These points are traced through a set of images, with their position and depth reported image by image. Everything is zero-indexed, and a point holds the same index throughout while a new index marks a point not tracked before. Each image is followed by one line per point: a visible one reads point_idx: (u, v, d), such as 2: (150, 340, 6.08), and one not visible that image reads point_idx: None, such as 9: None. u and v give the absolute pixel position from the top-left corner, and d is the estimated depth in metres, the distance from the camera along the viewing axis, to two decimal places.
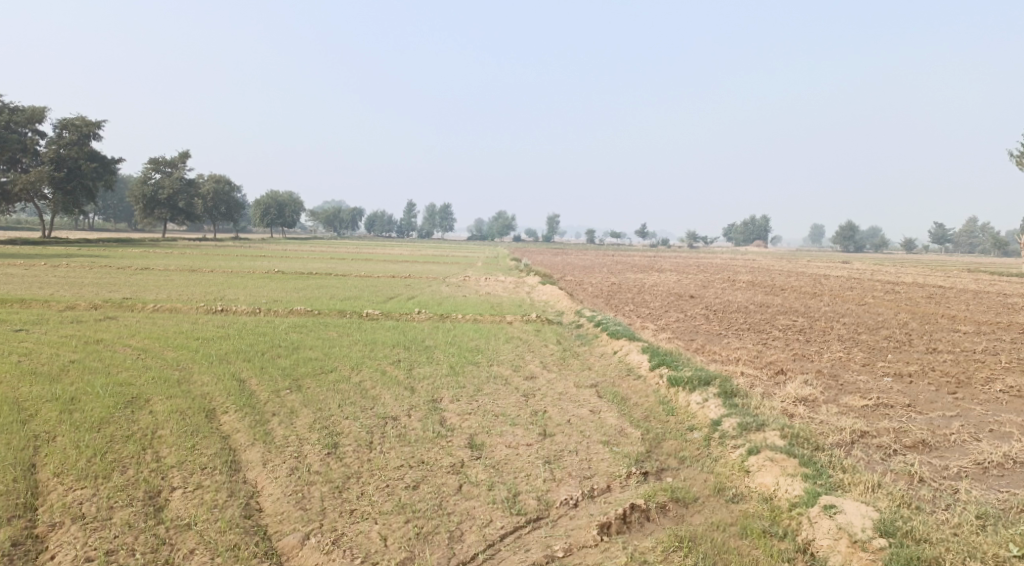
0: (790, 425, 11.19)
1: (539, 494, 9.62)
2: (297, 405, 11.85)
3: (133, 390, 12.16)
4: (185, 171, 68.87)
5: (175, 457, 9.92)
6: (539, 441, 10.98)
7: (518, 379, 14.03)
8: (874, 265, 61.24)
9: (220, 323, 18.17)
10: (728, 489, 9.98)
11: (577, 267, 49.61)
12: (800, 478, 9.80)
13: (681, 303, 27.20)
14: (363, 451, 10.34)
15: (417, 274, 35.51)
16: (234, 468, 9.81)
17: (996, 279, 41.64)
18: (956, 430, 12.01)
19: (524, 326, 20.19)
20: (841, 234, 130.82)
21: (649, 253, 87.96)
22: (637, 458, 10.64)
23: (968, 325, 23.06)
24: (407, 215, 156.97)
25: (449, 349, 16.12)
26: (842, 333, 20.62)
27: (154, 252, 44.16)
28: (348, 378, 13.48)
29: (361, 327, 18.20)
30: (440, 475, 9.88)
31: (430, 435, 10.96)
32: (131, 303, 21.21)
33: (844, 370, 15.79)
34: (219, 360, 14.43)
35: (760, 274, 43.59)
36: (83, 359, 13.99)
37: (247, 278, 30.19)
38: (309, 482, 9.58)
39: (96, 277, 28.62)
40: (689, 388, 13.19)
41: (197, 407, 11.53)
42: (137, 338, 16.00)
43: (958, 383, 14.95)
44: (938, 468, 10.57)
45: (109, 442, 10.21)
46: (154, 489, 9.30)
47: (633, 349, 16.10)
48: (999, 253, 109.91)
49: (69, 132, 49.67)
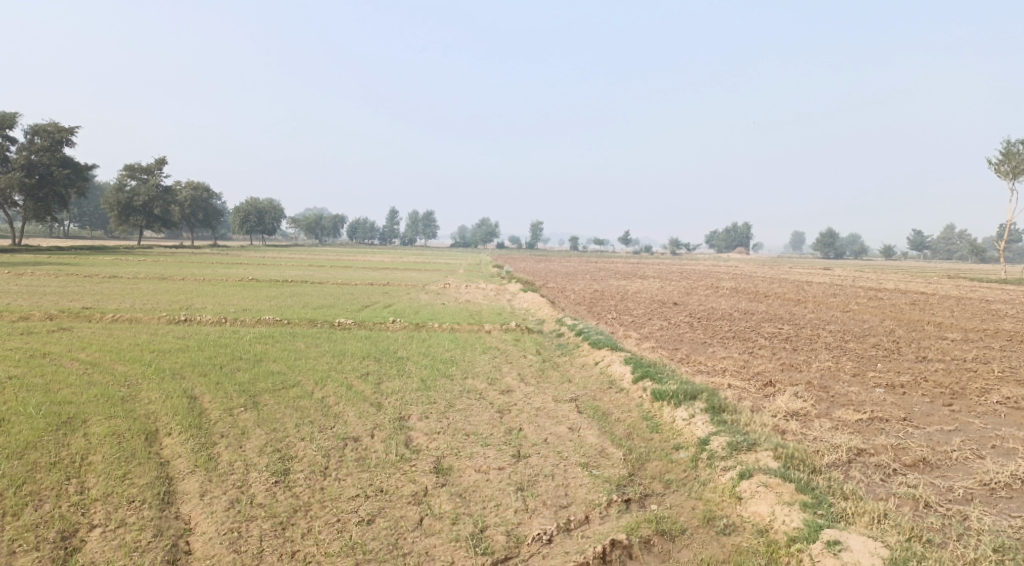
0: (784, 444, 10.29)
1: (509, 528, 8.71)
2: (250, 425, 10.82)
3: (71, 409, 11.08)
4: (160, 178, 67.29)
5: (101, 488, 8.94)
6: (511, 464, 10.02)
7: (493, 393, 13.07)
8: (853, 271, 60.96)
9: (181, 334, 17.05)
10: (720, 519, 9.09)
11: (558, 274, 48.69)
12: (798, 507, 8.93)
13: (664, 311, 26.38)
14: (315, 479, 9.35)
15: (396, 281, 34.42)
16: (167, 501, 8.84)
17: (977, 286, 41.19)
18: (958, 447, 11.16)
19: (502, 335, 19.25)
20: (821, 240, 131.02)
21: (631, 260, 87.29)
22: (619, 483, 9.71)
23: (956, 332, 22.34)
24: (387, 222, 155.27)
25: (421, 361, 15.16)
26: (829, 341, 19.84)
27: (126, 260, 42.64)
28: (311, 394, 12.46)
29: (331, 338, 17.17)
30: (399, 507, 8.92)
31: (392, 458, 9.98)
32: (90, 313, 20.02)
33: (835, 381, 14.98)
34: (173, 375, 13.34)
35: (744, 280, 42.74)
36: (24, 375, 12.88)
37: (219, 286, 28.98)
38: (250, 518, 8.62)
39: (61, 286, 27.39)
40: (674, 403, 12.29)
41: (137, 428, 10.46)
42: (88, 351, 14.88)
43: (953, 394, 14.16)
44: (943, 491, 9.74)
45: (30, 471, 9.19)
46: (69, 529, 8.36)
47: (615, 360, 15.20)
48: (979, 261, 110.22)
49: (40, 138, 48.02)
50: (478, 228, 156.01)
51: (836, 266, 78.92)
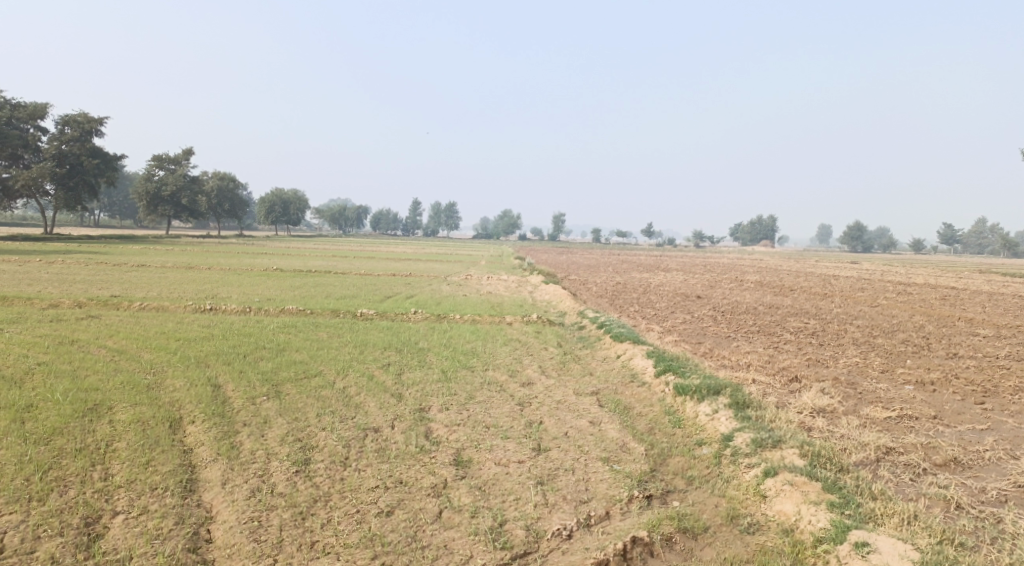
0: (810, 442, 10.12)
1: (529, 523, 8.64)
2: (271, 414, 10.82)
3: (97, 396, 11.16)
4: (188, 168, 67.90)
5: (125, 475, 8.98)
6: (532, 457, 9.94)
7: (514, 386, 12.99)
8: (882, 266, 60.11)
9: (205, 323, 17.13)
10: (743, 517, 8.96)
11: (581, 266, 48.54)
12: (825, 507, 8.76)
13: (688, 304, 26.12)
14: (336, 469, 9.34)
15: (418, 273, 34.40)
16: (189, 489, 8.88)
17: (1009, 281, 40.41)
18: (991, 447, 10.91)
19: (524, 327, 19.16)
20: (848, 234, 129.46)
21: (655, 253, 86.81)
22: (641, 478, 9.59)
23: (988, 329, 21.91)
24: (411, 213, 155.62)
25: (442, 352, 15.12)
26: (856, 336, 19.52)
27: (154, 249, 43.09)
28: (332, 384, 12.46)
29: (353, 328, 17.16)
30: (419, 499, 8.89)
31: (412, 450, 9.95)
32: (117, 301, 20.21)
33: (862, 377, 14.73)
34: (197, 363, 13.41)
35: (769, 274, 42.25)
36: (51, 362, 13.02)
37: (244, 276, 29.17)
38: (270, 507, 8.62)
39: (90, 274, 27.71)
40: (696, 398, 12.14)
41: (161, 416, 10.51)
42: (115, 339, 15.00)
43: (985, 392, 13.86)
44: (975, 492, 9.53)
45: (56, 457, 9.25)
46: (92, 515, 8.41)
47: (638, 353, 15.06)
48: (1011, 255, 108.27)
49: (70, 128, 48.60)
50: (502, 220, 156.03)
51: (864, 260, 77.67)
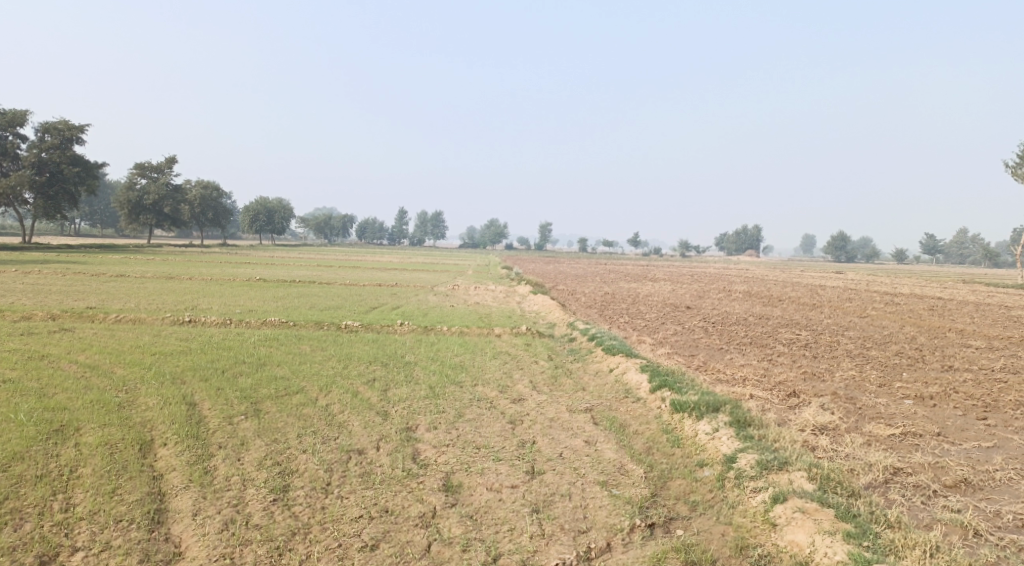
0: (818, 464, 9.62)
1: (524, 557, 8.11)
2: (249, 435, 10.21)
3: (64, 416, 10.49)
4: (170, 176, 66.88)
5: (88, 505, 8.38)
6: (526, 482, 9.38)
7: (504, 402, 12.41)
8: (869, 275, 59.94)
9: (183, 335, 16.44)
10: (752, 549, 8.47)
11: (569, 276, 48.00)
12: (841, 537, 8.28)
13: (677, 315, 25.67)
14: (317, 497, 8.76)
15: (403, 282, 33.70)
16: (157, 520, 8.29)
17: (995, 291, 40.28)
18: (1001, 466, 10.45)
19: (512, 339, 18.62)
20: (832, 244, 129.85)
21: (641, 262, 86.57)
22: (642, 504, 9.06)
23: (980, 340, 21.56)
24: (397, 222, 154.86)
25: (429, 366, 14.52)
26: (850, 348, 19.09)
27: (135, 258, 42.18)
28: (314, 402, 11.84)
29: (337, 341, 16.54)
30: (406, 530, 8.33)
31: (398, 474, 9.36)
32: (92, 313, 19.49)
33: (861, 391, 14.27)
34: (173, 379, 12.74)
35: (756, 283, 41.98)
36: (18, 379, 12.31)
37: (225, 286, 28.49)
38: (244, 542, 8.06)
39: (67, 284, 26.85)
40: (695, 415, 11.62)
41: (132, 438, 9.85)
42: (87, 354, 14.28)
43: (987, 407, 13.43)
44: (991, 516, 9.07)
45: (15, 485, 8.61)
46: (49, 552, 7.86)
47: (631, 367, 14.54)
48: (992, 265, 108.97)
49: (51, 136, 47.63)
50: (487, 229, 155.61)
51: (849, 269, 77.43)
